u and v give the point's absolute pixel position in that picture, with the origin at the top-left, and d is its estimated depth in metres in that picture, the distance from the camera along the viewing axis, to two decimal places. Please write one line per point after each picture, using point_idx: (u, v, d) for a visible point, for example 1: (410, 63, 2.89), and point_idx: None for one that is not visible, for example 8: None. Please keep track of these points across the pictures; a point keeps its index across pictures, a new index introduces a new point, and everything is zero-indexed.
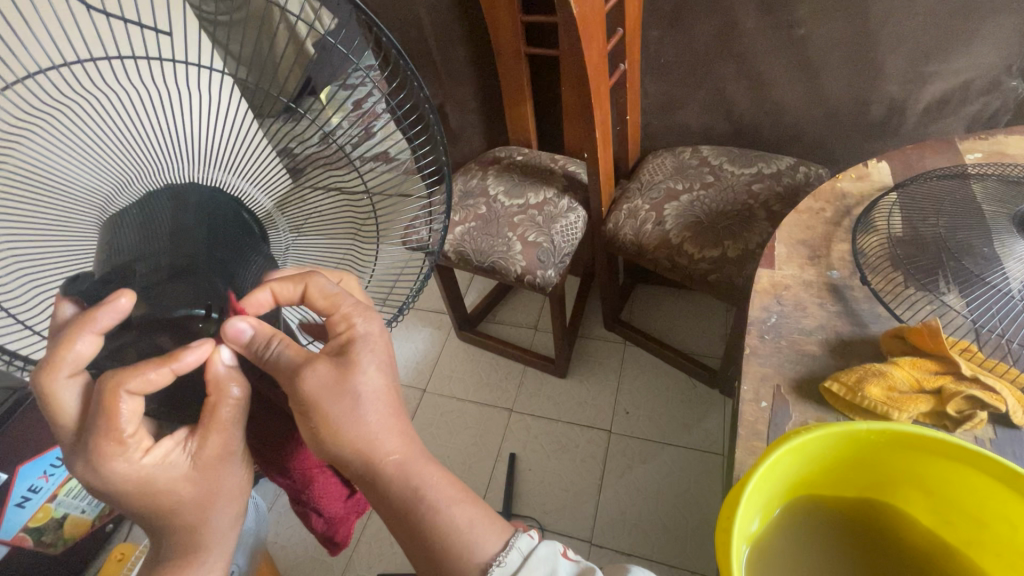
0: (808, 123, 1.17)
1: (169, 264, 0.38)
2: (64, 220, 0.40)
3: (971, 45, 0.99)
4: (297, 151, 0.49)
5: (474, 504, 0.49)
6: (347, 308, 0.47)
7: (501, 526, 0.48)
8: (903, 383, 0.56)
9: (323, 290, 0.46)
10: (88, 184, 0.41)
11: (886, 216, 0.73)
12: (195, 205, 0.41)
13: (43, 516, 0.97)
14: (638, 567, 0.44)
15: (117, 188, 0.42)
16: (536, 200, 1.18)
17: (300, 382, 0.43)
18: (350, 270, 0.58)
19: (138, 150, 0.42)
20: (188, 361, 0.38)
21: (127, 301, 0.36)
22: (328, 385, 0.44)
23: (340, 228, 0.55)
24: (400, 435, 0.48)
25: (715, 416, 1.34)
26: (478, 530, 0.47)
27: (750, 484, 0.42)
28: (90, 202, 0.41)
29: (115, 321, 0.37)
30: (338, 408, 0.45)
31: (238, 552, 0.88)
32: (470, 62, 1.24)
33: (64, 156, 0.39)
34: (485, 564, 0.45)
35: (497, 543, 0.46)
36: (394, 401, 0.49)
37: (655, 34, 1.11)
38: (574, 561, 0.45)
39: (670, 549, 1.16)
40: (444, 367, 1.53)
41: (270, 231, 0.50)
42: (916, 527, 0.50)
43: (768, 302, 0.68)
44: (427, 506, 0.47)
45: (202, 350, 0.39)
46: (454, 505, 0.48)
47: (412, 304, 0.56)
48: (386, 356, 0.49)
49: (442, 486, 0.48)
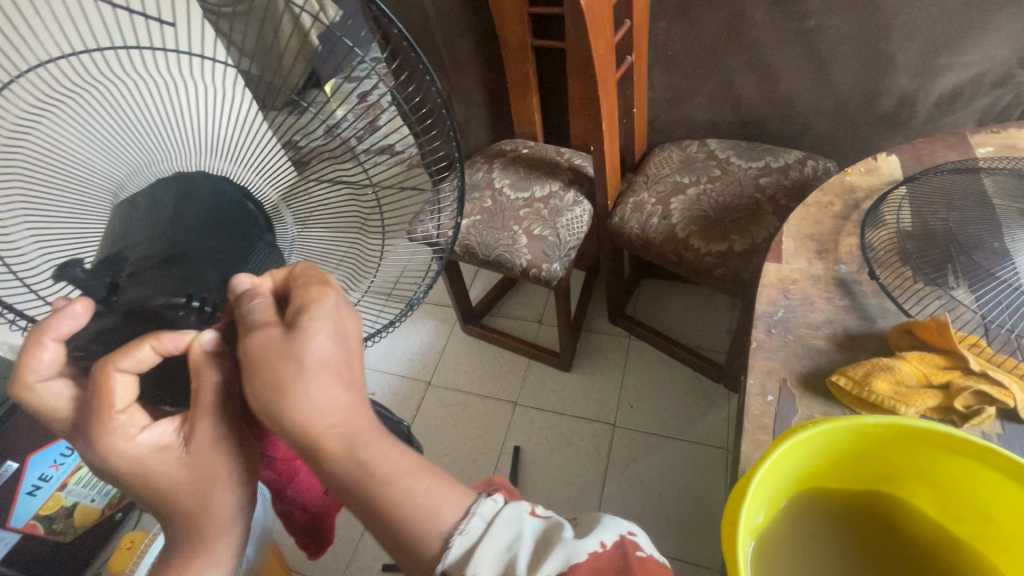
0: (816, 116, 1.16)
1: (164, 248, 0.38)
2: (76, 203, 0.41)
3: (984, 37, 0.97)
4: (303, 143, 0.51)
5: (430, 470, 0.42)
6: (314, 276, 0.41)
7: (460, 491, 0.42)
8: (911, 377, 0.55)
9: (311, 270, 0.43)
10: (102, 168, 0.42)
11: (895, 210, 0.73)
12: (200, 196, 0.41)
13: (53, 504, 0.87)
14: (607, 516, 0.42)
15: (128, 174, 0.43)
16: (541, 193, 1.18)
17: (248, 339, 0.38)
18: (358, 267, 0.55)
19: (150, 137, 0.44)
20: (170, 343, 0.37)
21: (82, 307, 0.35)
22: (273, 348, 0.38)
23: (344, 220, 0.54)
24: (346, 410, 0.39)
25: (720, 409, 1.34)
26: (437, 498, 0.40)
27: (757, 476, 0.42)
28: (103, 186, 0.42)
29: (73, 328, 0.36)
30: (284, 371, 0.37)
31: (246, 540, 0.89)
32: (476, 54, 1.23)
33: (74, 141, 0.40)
34: (446, 535, 0.39)
35: (457, 511, 0.40)
36: (350, 379, 0.40)
37: (662, 26, 1.10)
38: (541, 518, 0.41)
39: (674, 541, 1.17)
40: (448, 361, 1.53)
41: (277, 226, 0.49)
42: (925, 521, 0.50)
43: (776, 296, 0.68)
44: (374, 481, 0.39)
45: (188, 337, 0.38)
46: (407, 476, 0.40)
47: (421, 300, 0.56)
48: (345, 328, 0.40)
49: (393, 462, 0.40)
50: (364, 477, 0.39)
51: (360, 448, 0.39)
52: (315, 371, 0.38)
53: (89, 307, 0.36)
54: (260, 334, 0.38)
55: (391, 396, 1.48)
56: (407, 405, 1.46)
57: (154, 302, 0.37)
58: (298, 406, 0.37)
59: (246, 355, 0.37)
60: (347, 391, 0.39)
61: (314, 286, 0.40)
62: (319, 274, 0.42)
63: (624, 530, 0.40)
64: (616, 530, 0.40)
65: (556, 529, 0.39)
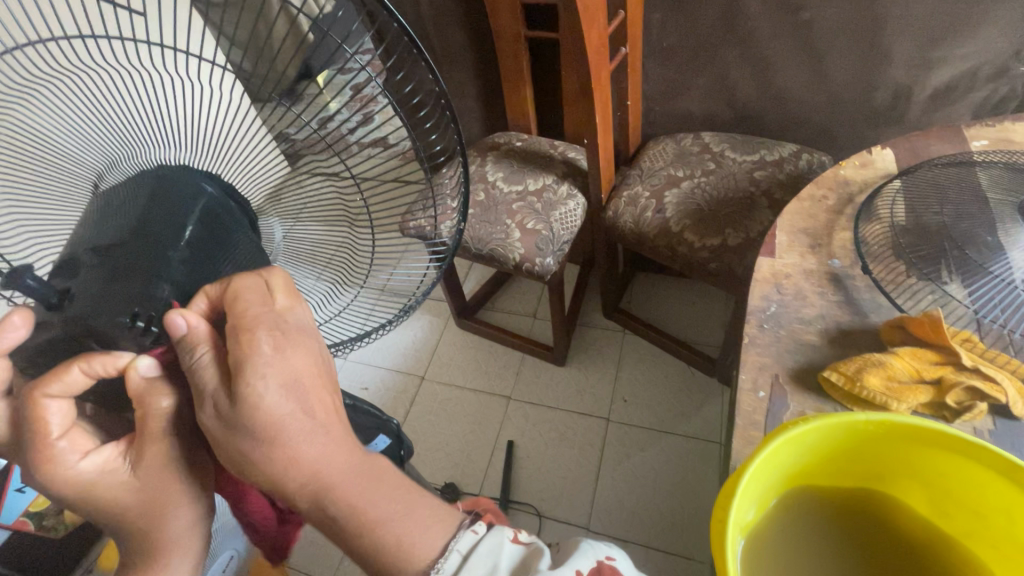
0: (812, 109, 1.15)
1: (132, 256, 0.37)
2: (58, 191, 0.42)
3: (980, 30, 0.96)
4: (292, 137, 0.47)
5: (407, 506, 0.37)
6: (240, 323, 0.36)
7: (441, 521, 0.38)
8: (903, 372, 0.55)
9: (240, 297, 0.37)
10: (82, 158, 0.41)
11: (889, 204, 0.72)
12: (174, 197, 0.40)
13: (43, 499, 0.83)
14: (587, 542, 0.40)
15: (107, 165, 0.42)
16: (534, 187, 1.17)
17: (200, 410, 0.36)
18: (350, 265, 0.54)
19: (128, 128, 0.42)
20: (102, 366, 0.34)
21: (20, 318, 0.34)
22: (224, 421, 0.35)
23: (334, 219, 0.52)
24: (311, 462, 0.36)
25: (714, 404, 1.34)
26: (412, 536, 0.36)
27: (747, 473, 0.42)
28: (83, 175, 0.42)
29: (15, 342, 0.34)
30: (242, 446, 0.35)
31: (237, 537, 0.88)
32: (469, 45, 1.21)
33: (52, 130, 0.40)
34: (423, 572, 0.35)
35: (436, 543, 0.36)
36: (310, 428, 0.36)
37: (657, 17, 1.08)
38: (523, 545, 0.38)
39: (667, 535, 1.17)
40: (442, 355, 1.52)
41: (263, 230, 0.50)
42: (915, 518, 0.50)
43: (768, 291, 0.67)
44: (348, 532, 0.36)
45: (122, 359, 0.35)
46: (378, 522, 0.36)
47: (415, 305, 0.56)
48: (290, 373, 0.36)
49: (367, 503, 0.37)
50: (338, 529, 0.36)
51: (327, 499, 0.36)
52: (260, 438, 0.34)
53: (28, 316, 0.34)
54: (206, 404, 0.35)
55: (385, 391, 1.48)
56: (401, 400, 1.46)
57: (104, 317, 0.35)
58: (253, 468, 0.35)
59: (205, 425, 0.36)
60: (310, 441, 0.36)
61: (243, 339, 0.35)
62: (250, 313, 0.36)
63: (603, 556, 0.38)
64: (594, 557, 0.38)
65: (535, 559, 0.36)
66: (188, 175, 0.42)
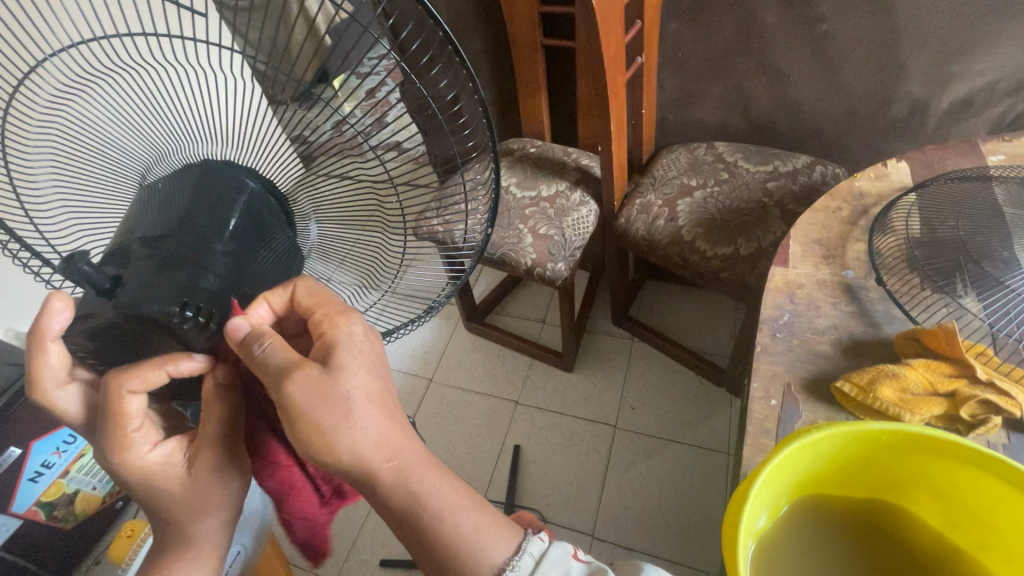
0: (827, 121, 1.16)
1: (174, 249, 0.38)
2: (108, 183, 0.44)
3: (997, 46, 0.97)
4: (309, 139, 0.47)
5: (480, 506, 0.42)
6: (332, 306, 0.43)
7: (510, 530, 0.42)
8: (917, 384, 0.55)
9: (314, 291, 0.43)
10: (128, 151, 0.43)
11: (904, 216, 0.72)
12: (215, 191, 0.41)
13: (55, 490, 0.97)
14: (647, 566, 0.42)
15: (153, 158, 0.44)
16: (548, 192, 1.18)
17: (288, 385, 0.38)
18: (380, 267, 0.56)
19: (170, 122, 0.44)
20: (185, 368, 0.39)
21: (61, 302, 0.37)
22: (313, 394, 0.38)
23: (368, 219, 0.53)
24: (394, 440, 0.41)
25: (723, 414, 1.33)
26: (486, 536, 0.41)
27: (759, 479, 0.42)
28: (129, 167, 0.44)
29: (64, 322, 0.38)
30: (330, 416, 0.38)
31: (243, 533, 0.89)
32: (486, 52, 1.23)
33: (102, 124, 0.42)
34: (497, 569, 0.40)
35: (508, 549, 0.41)
36: (387, 405, 0.41)
37: (673, 28, 1.10)
38: (584, 563, 0.41)
39: (672, 544, 1.17)
40: (451, 358, 1.53)
41: (299, 227, 0.50)
42: (926, 530, 0.50)
43: (781, 300, 0.67)
44: (428, 518, 0.40)
45: (200, 360, 0.39)
46: (458, 512, 0.41)
47: (442, 303, 0.57)
48: (376, 355, 0.43)
49: (444, 493, 0.41)
50: (416, 509, 0.40)
51: (412, 478, 0.40)
52: (354, 411, 0.39)
53: (63, 296, 0.37)
54: (298, 375, 0.38)
55: None
56: (408, 401, 1.46)
57: (146, 308, 0.35)
58: (333, 446, 0.39)
59: (287, 401, 0.38)
60: (389, 421, 0.41)
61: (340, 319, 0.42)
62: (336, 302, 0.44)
63: None
64: None
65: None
66: (232, 172, 0.43)
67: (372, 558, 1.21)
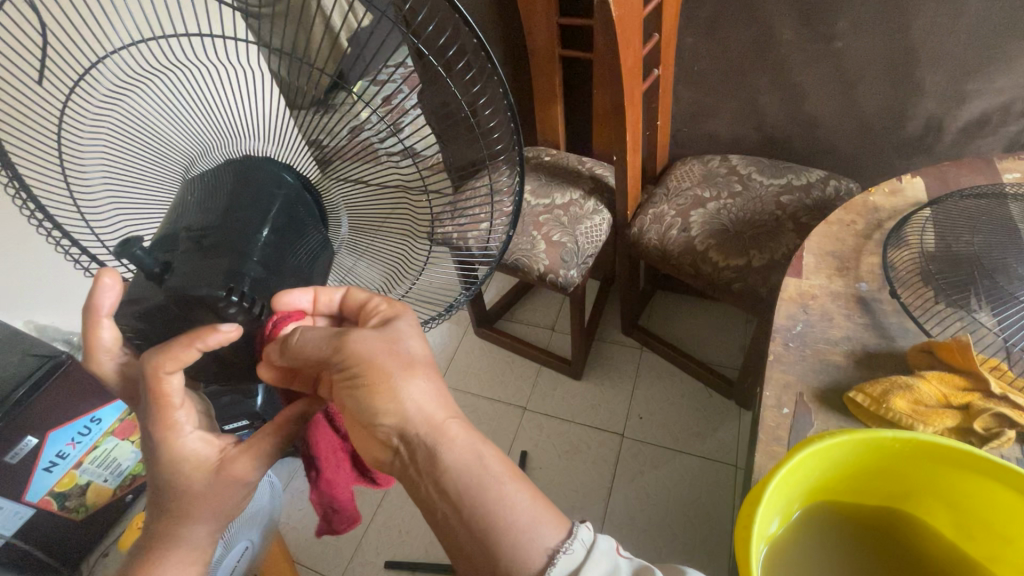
0: (841, 137, 1.17)
1: (219, 238, 0.40)
2: (155, 176, 0.47)
3: (1013, 66, 0.97)
4: (327, 143, 0.49)
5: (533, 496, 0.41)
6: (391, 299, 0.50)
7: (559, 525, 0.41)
8: (929, 396, 0.55)
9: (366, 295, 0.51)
10: (174, 147, 0.46)
11: (919, 231, 0.72)
12: (257, 186, 0.44)
13: (68, 481, 0.99)
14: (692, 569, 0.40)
15: (197, 152, 0.47)
16: (561, 201, 1.20)
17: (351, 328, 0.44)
18: (401, 270, 0.57)
19: (210, 120, 0.46)
20: (215, 341, 0.39)
21: (110, 278, 0.39)
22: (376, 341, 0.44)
23: (397, 224, 0.55)
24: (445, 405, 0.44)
25: (732, 425, 1.33)
26: (538, 515, 0.40)
27: (772, 483, 0.42)
28: (175, 161, 0.47)
29: (115, 297, 0.39)
30: (382, 358, 0.43)
31: (253, 528, 0.90)
32: (504, 61, 1.25)
33: (150, 121, 0.45)
34: (552, 550, 0.38)
35: (559, 535, 0.39)
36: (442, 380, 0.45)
37: (690, 42, 1.12)
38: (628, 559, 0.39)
39: (679, 555, 1.16)
40: (460, 362, 1.54)
41: (331, 226, 0.53)
42: (939, 541, 0.50)
43: (795, 310, 0.68)
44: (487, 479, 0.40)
45: (230, 330, 0.39)
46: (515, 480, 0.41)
47: (460, 305, 0.58)
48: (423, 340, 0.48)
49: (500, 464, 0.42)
50: (475, 468, 0.41)
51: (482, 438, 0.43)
52: (411, 363, 0.44)
53: (111, 274, 0.39)
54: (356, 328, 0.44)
55: None
56: None
57: (196, 290, 0.38)
58: (393, 398, 0.42)
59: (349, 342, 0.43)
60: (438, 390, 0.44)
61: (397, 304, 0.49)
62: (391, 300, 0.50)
63: None
64: None
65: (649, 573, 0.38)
66: (268, 169, 0.46)
67: (377, 559, 1.21)
